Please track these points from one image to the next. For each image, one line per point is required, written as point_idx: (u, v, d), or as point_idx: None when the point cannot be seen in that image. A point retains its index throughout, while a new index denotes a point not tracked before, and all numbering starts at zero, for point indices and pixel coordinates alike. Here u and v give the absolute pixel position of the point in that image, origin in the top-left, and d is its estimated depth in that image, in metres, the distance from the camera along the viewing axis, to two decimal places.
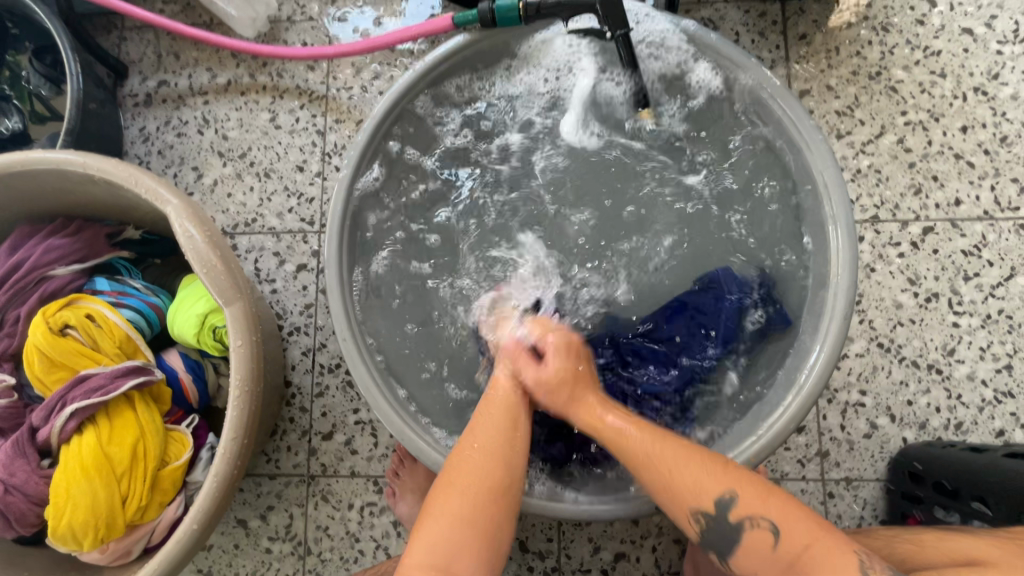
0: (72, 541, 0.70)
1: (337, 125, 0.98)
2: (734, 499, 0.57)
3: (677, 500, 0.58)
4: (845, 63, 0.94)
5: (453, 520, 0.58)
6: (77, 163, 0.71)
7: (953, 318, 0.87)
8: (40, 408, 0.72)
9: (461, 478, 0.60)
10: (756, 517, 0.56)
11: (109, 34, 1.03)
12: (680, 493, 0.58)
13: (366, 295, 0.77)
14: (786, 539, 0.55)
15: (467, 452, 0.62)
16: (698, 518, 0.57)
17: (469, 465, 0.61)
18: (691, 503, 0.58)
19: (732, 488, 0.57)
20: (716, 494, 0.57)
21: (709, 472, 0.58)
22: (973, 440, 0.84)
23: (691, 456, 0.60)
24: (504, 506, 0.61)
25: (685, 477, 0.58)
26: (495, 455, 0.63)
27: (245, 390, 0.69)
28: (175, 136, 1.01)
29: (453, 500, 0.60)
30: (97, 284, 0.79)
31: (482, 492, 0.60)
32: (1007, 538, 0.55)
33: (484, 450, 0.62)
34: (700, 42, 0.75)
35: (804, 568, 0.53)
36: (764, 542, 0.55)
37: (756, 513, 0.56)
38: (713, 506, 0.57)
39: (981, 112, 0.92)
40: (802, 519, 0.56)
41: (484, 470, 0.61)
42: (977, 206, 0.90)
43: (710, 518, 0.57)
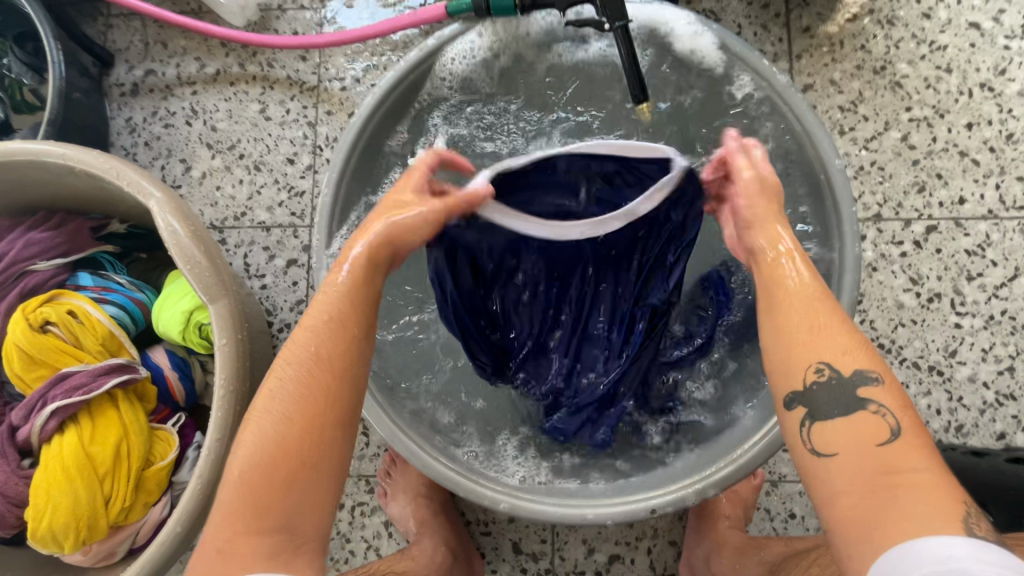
0: (53, 543, 0.68)
1: (329, 117, 0.96)
2: (875, 382, 0.45)
3: (801, 350, 0.47)
4: (849, 57, 0.92)
5: (275, 429, 0.45)
6: (57, 154, 0.69)
7: (956, 319, 0.86)
8: (20, 407, 0.70)
9: (286, 381, 0.47)
10: (884, 408, 0.44)
11: (94, 21, 1.01)
12: (811, 345, 0.46)
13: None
14: (901, 448, 0.42)
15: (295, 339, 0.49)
16: (819, 370, 0.46)
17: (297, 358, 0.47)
18: (819, 352, 0.46)
19: (878, 371, 0.45)
20: (859, 366, 0.45)
21: (851, 338, 0.46)
22: (974, 443, 0.83)
23: (824, 312, 0.47)
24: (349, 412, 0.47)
25: (828, 334, 0.46)
26: (327, 344, 0.48)
27: (230, 389, 0.67)
28: (162, 127, 0.98)
29: (282, 402, 0.46)
30: (80, 279, 0.77)
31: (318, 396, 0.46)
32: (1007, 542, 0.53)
33: (315, 340, 0.48)
34: (707, 34, 0.73)
35: (899, 491, 0.41)
36: (874, 437, 0.43)
37: (885, 405, 0.44)
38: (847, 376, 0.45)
39: (987, 109, 0.90)
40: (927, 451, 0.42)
41: (320, 357, 0.47)
42: (981, 204, 0.88)
43: (834, 381, 0.45)
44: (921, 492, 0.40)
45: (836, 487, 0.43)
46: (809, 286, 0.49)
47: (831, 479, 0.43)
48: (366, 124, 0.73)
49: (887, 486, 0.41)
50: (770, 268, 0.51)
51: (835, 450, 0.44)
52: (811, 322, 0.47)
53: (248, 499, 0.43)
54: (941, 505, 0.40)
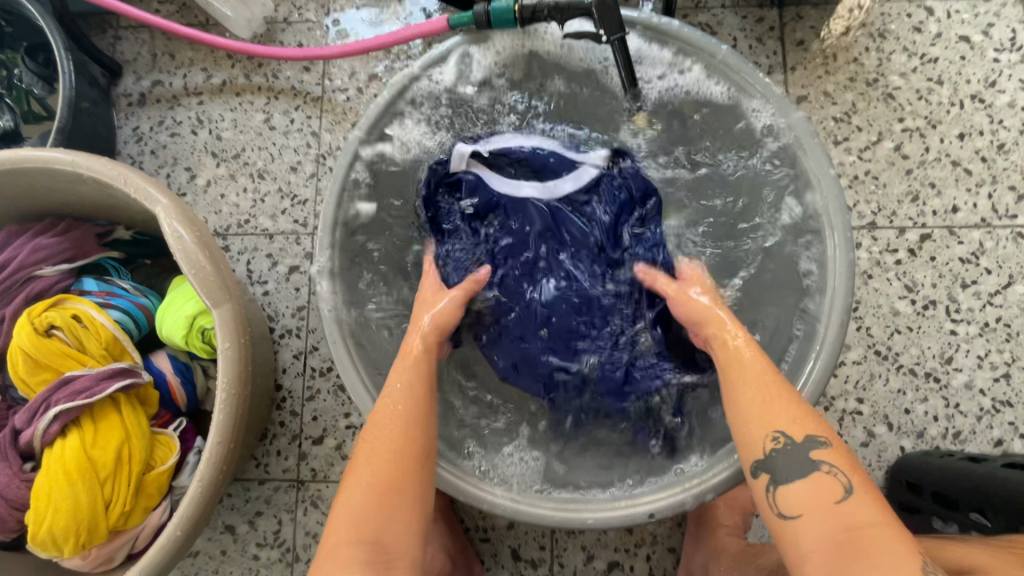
0: (53, 547, 0.69)
1: (332, 127, 0.97)
2: (824, 445, 0.53)
3: (760, 419, 0.55)
4: (842, 69, 0.94)
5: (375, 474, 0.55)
6: (66, 161, 0.70)
7: (951, 326, 0.86)
8: (24, 410, 0.71)
9: (380, 435, 0.58)
10: (836, 468, 0.52)
11: (104, 33, 1.03)
12: (768, 415, 0.55)
13: (355, 298, 0.76)
14: (853, 503, 0.49)
15: (388, 407, 0.60)
16: (776, 438, 0.54)
17: (390, 424, 0.59)
18: (776, 422, 0.54)
19: (826, 436, 0.53)
20: (809, 431, 0.53)
21: (800, 408, 0.55)
22: (972, 450, 0.83)
23: (785, 389, 0.56)
24: (429, 469, 0.58)
25: (780, 405, 0.55)
26: (417, 414, 0.60)
27: (232, 392, 0.68)
28: (168, 136, 1.00)
29: (376, 458, 0.56)
30: (86, 285, 0.78)
31: (409, 456, 0.57)
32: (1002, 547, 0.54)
33: (407, 411, 0.60)
34: (705, 50, 0.75)
35: (859, 541, 0.47)
36: (829, 496, 0.50)
37: (837, 465, 0.52)
38: (800, 437, 0.53)
39: (978, 120, 0.92)
40: (876, 500, 0.50)
41: (404, 416, 0.60)
42: (974, 213, 0.89)
43: (790, 445, 0.53)
44: (880, 538, 0.47)
45: (803, 544, 0.49)
46: (762, 365, 0.59)
47: (797, 539, 0.49)
48: (366, 134, 0.75)
49: (850, 536, 0.47)
50: (725, 353, 0.62)
51: (796, 511, 0.51)
52: (768, 394, 0.56)
53: (352, 535, 0.52)
54: (899, 556, 0.46)
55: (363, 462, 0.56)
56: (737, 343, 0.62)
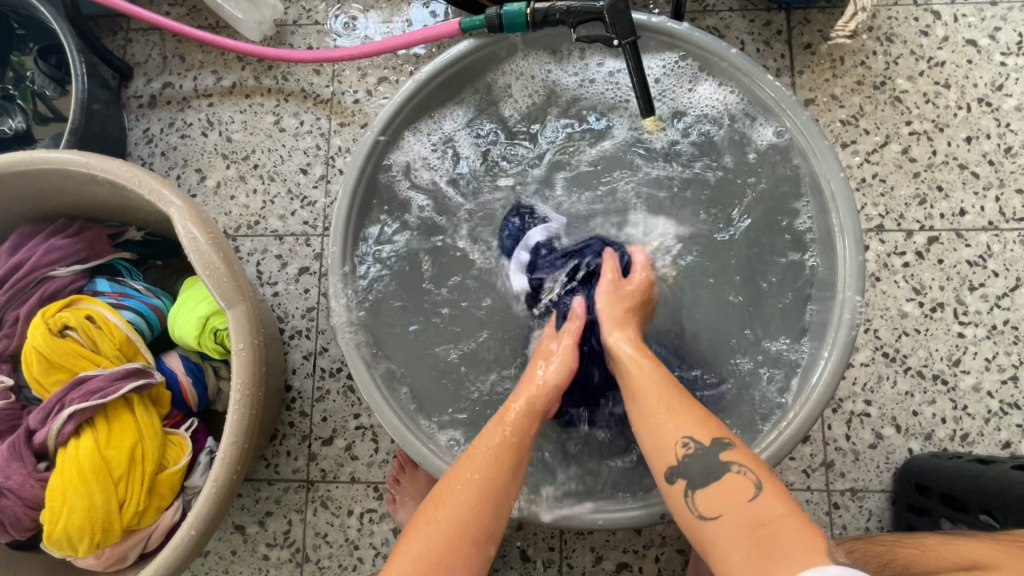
0: (68, 546, 0.69)
1: (341, 129, 0.98)
2: (730, 444, 0.53)
3: (668, 424, 0.55)
4: (850, 73, 0.95)
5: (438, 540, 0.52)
6: (81, 163, 0.71)
7: (959, 329, 0.87)
8: (38, 410, 0.71)
9: (455, 495, 0.55)
10: (744, 466, 0.52)
11: (114, 35, 1.04)
12: (672, 423, 0.55)
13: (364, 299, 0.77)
14: (766, 496, 0.50)
15: (464, 478, 0.56)
16: (686, 444, 0.54)
17: (461, 498, 0.55)
18: (684, 427, 0.55)
19: (730, 437, 0.54)
20: (716, 433, 0.54)
21: (696, 410, 0.56)
22: (979, 452, 0.84)
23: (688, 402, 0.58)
24: (487, 553, 0.54)
25: (677, 413, 0.56)
26: (496, 488, 0.56)
27: (246, 393, 0.68)
28: (179, 138, 1.00)
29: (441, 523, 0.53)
30: (98, 285, 0.79)
31: (468, 536, 0.53)
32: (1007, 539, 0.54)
33: (480, 488, 0.55)
34: (714, 52, 0.75)
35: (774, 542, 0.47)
36: (741, 494, 0.51)
37: (746, 465, 0.52)
38: (706, 439, 0.54)
39: (985, 123, 0.92)
40: (782, 494, 0.51)
41: (484, 482, 0.56)
42: (982, 216, 0.90)
43: (696, 451, 0.53)
44: (792, 531, 0.48)
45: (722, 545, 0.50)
46: (656, 375, 0.60)
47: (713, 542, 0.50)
48: (379, 137, 0.76)
49: (762, 537, 0.48)
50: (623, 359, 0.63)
51: (715, 513, 0.51)
52: (666, 397, 0.57)
53: None
54: (811, 542, 0.47)
55: (425, 525, 0.53)
56: (628, 351, 0.64)
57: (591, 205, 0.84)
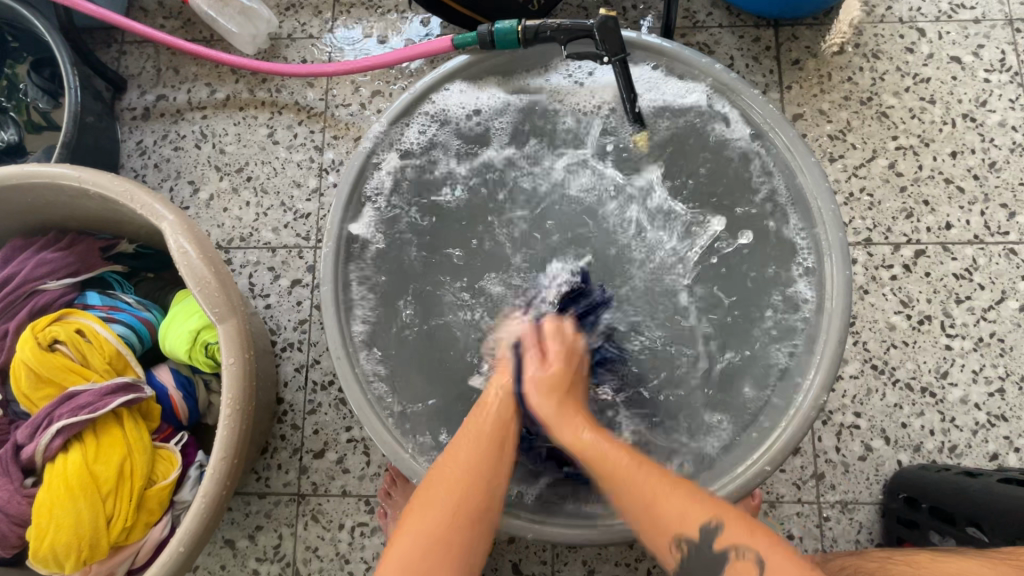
0: (54, 563, 0.68)
1: (335, 141, 0.98)
2: (719, 528, 0.53)
3: (658, 532, 0.55)
4: (837, 88, 0.96)
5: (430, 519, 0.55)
6: (72, 177, 0.71)
7: (946, 341, 0.88)
8: (26, 425, 0.71)
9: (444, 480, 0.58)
10: (741, 547, 0.52)
11: (109, 47, 1.04)
12: (664, 521, 0.54)
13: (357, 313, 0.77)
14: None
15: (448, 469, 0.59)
16: (680, 544, 0.53)
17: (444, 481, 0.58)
18: (673, 530, 0.54)
19: (717, 518, 0.53)
20: (700, 523, 0.53)
21: (682, 502, 0.55)
22: (968, 463, 0.84)
23: (650, 479, 0.57)
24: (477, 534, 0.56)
25: (666, 510, 0.55)
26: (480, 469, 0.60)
27: (236, 409, 0.68)
28: (172, 150, 1.01)
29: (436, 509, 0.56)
30: (89, 298, 0.78)
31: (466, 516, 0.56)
32: (998, 558, 0.54)
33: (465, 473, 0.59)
34: (701, 68, 0.78)
35: None
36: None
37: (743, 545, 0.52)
38: (697, 533, 0.53)
39: (970, 138, 0.94)
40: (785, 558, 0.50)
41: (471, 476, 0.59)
42: (968, 230, 0.91)
43: (693, 546, 0.53)
44: None
45: None
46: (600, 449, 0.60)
47: None
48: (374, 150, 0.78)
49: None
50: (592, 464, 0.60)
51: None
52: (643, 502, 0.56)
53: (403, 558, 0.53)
54: None
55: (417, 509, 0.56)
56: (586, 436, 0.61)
57: (582, 217, 0.84)
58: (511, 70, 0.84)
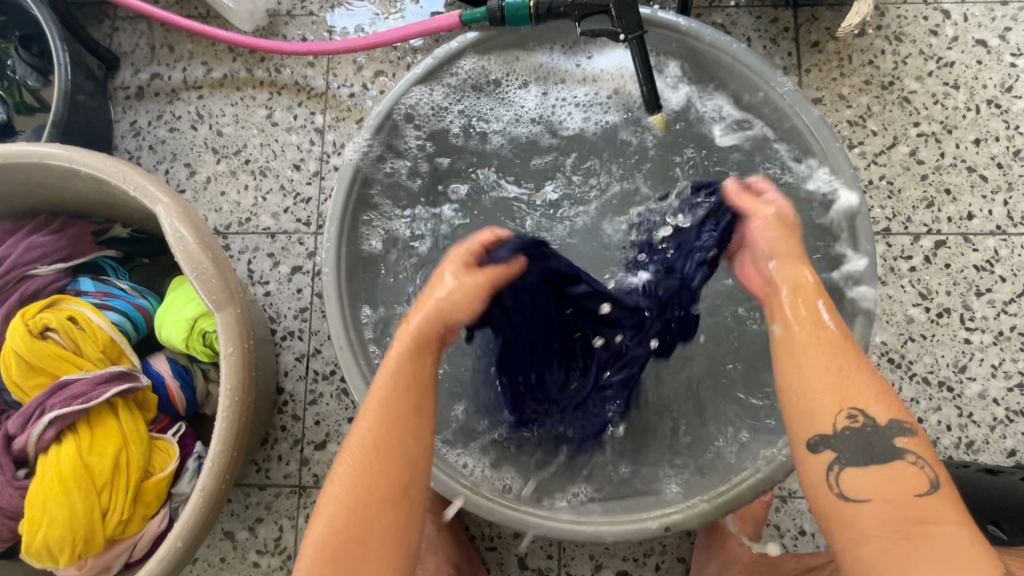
0: (48, 557, 0.66)
1: (336, 124, 0.95)
2: (907, 431, 0.49)
3: (838, 394, 0.50)
4: (858, 72, 0.93)
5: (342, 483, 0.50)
6: (62, 157, 0.68)
7: (965, 335, 0.85)
8: (17, 415, 0.68)
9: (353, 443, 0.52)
10: (917, 456, 0.48)
11: (100, 23, 1.00)
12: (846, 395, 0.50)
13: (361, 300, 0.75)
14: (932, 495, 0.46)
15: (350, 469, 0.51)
16: (852, 417, 0.49)
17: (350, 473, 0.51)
18: (854, 399, 0.50)
19: (909, 422, 0.50)
20: (892, 415, 0.49)
21: (872, 383, 0.51)
22: (984, 460, 0.82)
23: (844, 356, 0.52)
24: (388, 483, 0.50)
25: (860, 387, 0.50)
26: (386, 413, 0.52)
27: (235, 399, 0.65)
28: (167, 131, 0.97)
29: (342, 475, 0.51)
30: (82, 284, 0.76)
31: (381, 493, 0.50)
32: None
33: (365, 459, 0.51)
34: (720, 47, 0.73)
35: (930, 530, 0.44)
36: (909, 486, 0.47)
37: (920, 455, 0.48)
38: (883, 419, 0.49)
39: (994, 125, 0.91)
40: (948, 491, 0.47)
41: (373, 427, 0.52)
42: (990, 220, 0.88)
43: (865, 426, 0.49)
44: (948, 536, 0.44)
45: (863, 525, 0.46)
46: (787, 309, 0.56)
47: (853, 525, 0.47)
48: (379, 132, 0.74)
49: (917, 532, 0.44)
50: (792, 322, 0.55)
51: (864, 497, 0.47)
52: (828, 365, 0.51)
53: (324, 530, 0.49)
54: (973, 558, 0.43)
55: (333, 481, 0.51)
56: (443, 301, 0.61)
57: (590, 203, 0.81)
58: (522, 49, 0.80)
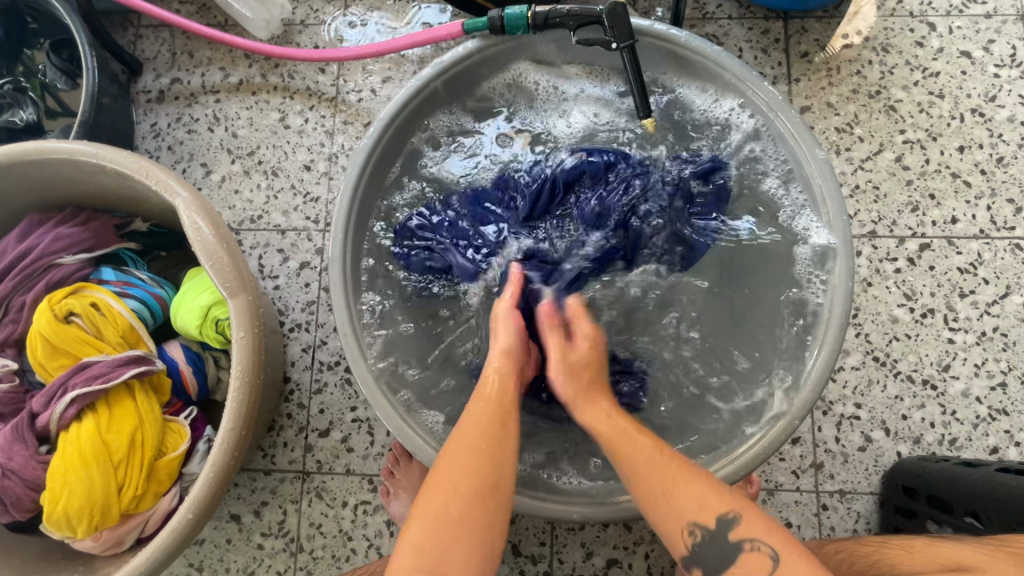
0: (67, 528, 0.70)
1: (345, 127, 1.00)
2: (737, 520, 0.53)
3: (670, 515, 0.55)
4: (846, 82, 0.96)
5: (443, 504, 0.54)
6: (91, 154, 0.73)
7: (949, 335, 0.88)
8: (41, 394, 0.73)
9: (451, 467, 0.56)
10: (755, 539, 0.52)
11: (125, 31, 1.06)
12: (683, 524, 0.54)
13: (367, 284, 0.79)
14: (785, 568, 0.50)
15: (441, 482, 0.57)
16: (693, 532, 0.53)
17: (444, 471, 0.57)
18: (688, 515, 0.54)
19: (736, 510, 0.53)
20: (718, 512, 0.53)
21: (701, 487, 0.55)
22: (967, 456, 0.85)
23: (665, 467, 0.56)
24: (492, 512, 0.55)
25: (684, 496, 0.55)
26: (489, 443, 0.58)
27: (245, 381, 0.69)
28: (185, 132, 1.02)
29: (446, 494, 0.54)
30: (104, 274, 0.80)
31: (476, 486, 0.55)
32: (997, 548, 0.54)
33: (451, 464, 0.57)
34: (707, 55, 0.77)
35: None
36: (761, 568, 0.51)
37: (757, 537, 0.52)
38: (712, 521, 0.53)
39: (978, 133, 0.94)
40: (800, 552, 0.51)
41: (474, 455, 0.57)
42: (973, 224, 0.91)
43: (706, 534, 0.53)
44: None
45: None
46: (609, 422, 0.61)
47: None
48: (382, 141, 0.78)
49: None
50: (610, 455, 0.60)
51: None
52: (657, 485, 0.56)
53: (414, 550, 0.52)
54: None
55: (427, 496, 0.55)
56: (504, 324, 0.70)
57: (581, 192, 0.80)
58: (520, 59, 0.84)
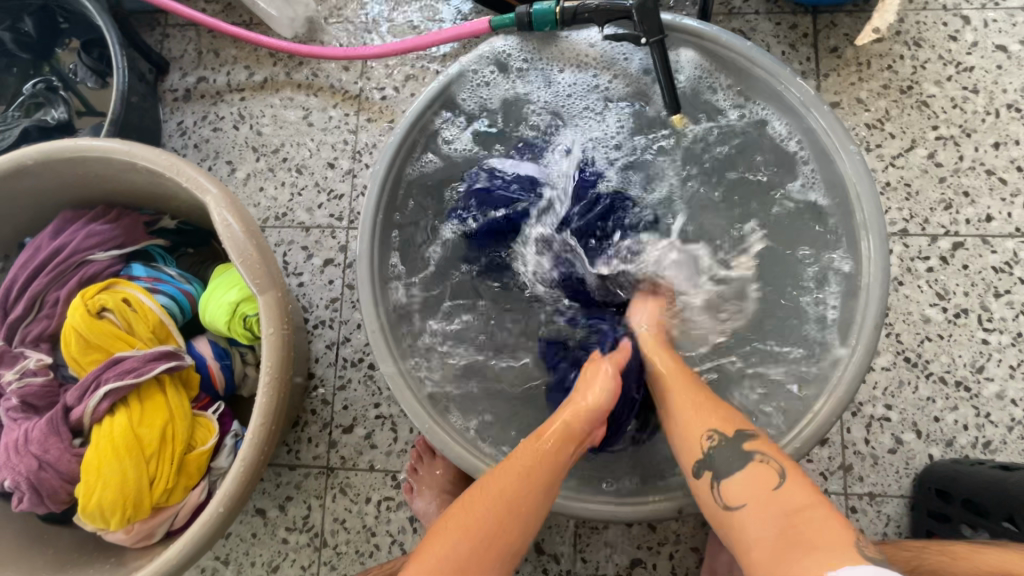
0: (101, 520, 0.71)
1: (369, 124, 1.00)
2: (749, 438, 0.58)
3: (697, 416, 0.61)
4: (876, 76, 0.94)
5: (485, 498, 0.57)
6: (124, 151, 0.73)
7: (983, 335, 0.86)
8: (76, 388, 0.74)
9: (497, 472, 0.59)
10: (767, 455, 0.57)
11: (153, 31, 1.07)
12: (697, 423, 0.60)
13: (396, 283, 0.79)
14: (789, 486, 0.54)
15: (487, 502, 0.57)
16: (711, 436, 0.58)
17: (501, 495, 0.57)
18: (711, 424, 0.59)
19: (752, 430, 0.59)
20: (737, 429, 0.58)
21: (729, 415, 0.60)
22: (1002, 460, 0.83)
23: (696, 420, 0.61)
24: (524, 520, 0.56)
25: (709, 416, 0.60)
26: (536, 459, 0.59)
27: (274, 377, 0.70)
28: (211, 131, 1.03)
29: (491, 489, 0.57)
30: (134, 270, 0.81)
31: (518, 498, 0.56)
32: None
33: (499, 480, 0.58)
34: (737, 50, 0.76)
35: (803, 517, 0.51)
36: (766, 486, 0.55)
37: (765, 454, 0.56)
38: (729, 437, 0.58)
39: (1014, 129, 0.92)
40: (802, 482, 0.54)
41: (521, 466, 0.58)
42: (1009, 222, 0.89)
43: (720, 449, 0.58)
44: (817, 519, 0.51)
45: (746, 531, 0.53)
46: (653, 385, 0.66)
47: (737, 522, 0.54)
48: (411, 140, 0.78)
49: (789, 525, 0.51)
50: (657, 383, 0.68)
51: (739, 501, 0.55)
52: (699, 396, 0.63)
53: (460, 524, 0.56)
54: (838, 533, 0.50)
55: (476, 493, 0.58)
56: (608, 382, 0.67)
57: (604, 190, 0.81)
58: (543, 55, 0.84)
